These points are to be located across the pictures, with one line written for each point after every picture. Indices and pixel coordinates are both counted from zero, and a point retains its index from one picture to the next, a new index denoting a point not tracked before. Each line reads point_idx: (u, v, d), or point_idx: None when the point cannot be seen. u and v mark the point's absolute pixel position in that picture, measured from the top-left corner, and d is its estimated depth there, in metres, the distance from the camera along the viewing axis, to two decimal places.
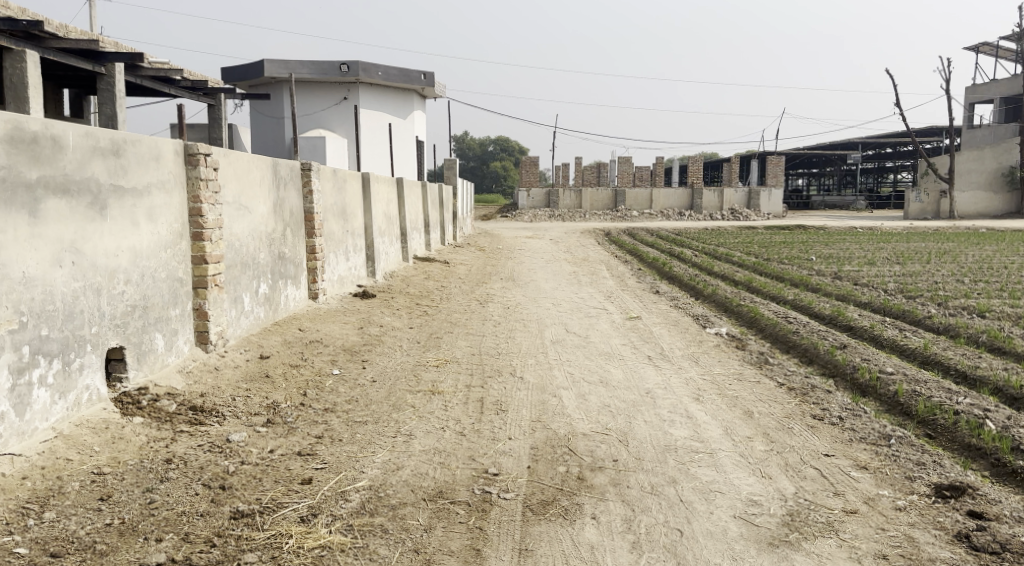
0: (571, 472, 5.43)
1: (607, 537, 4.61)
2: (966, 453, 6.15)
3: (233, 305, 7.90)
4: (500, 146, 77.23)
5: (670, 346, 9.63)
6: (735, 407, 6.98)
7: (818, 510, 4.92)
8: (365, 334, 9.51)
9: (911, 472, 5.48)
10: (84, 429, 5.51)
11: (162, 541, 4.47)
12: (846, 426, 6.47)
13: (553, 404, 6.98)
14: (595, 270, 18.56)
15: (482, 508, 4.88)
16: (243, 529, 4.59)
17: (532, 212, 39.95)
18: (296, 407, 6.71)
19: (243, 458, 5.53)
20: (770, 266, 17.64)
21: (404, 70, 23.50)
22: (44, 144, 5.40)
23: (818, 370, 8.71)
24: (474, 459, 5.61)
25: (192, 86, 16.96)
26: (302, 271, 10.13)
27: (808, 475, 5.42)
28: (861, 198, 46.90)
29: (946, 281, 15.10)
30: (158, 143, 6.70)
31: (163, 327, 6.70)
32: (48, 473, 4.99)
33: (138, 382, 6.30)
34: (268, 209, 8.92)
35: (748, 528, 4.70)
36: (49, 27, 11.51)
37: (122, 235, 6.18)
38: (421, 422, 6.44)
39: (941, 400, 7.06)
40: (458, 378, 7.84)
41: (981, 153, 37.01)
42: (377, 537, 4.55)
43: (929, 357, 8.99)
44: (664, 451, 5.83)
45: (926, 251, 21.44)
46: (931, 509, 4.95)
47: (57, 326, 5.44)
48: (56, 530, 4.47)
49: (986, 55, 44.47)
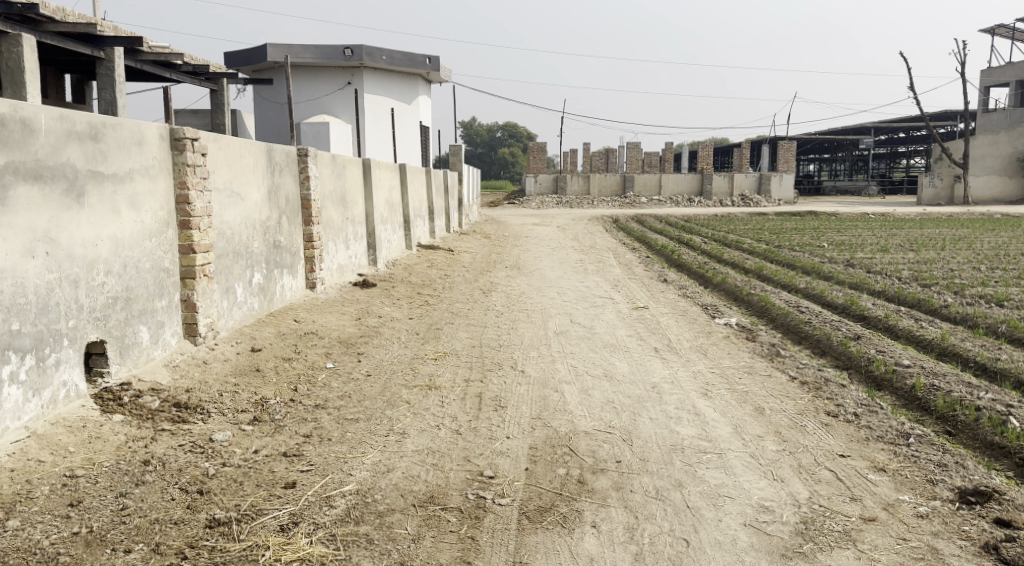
0: (571, 475, 5.12)
1: (607, 548, 4.31)
2: (988, 451, 5.84)
3: (224, 295, 7.60)
4: (508, 132, 76.84)
5: (679, 338, 9.28)
6: (746, 403, 6.65)
7: (833, 517, 4.60)
8: (362, 326, 9.21)
9: (932, 475, 5.15)
10: (59, 428, 5.23)
11: (130, 553, 4.20)
12: (862, 425, 6.13)
13: (554, 400, 6.67)
14: (601, 257, 18.24)
15: (475, 516, 4.59)
16: (217, 540, 4.32)
17: (540, 197, 39.67)
18: (286, 403, 6.44)
19: (225, 459, 5.25)
20: (782, 254, 17.21)
21: (409, 54, 23.09)
22: (12, 127, 5.09)
23: (831, 362, 8.37)
24: (468, 460, 5.31)
25: (193, 71, 16.61)
26: (299, 260, 9.84)
27: (822, 478, 5.10)
28: (873, 184, 46.34)
29: (962, 269, 14.67)
30: (141, 127, 6.39)
31: (149, 320, 6.42)
32: (17, 476, 4.70)
33: (120, 377, 6.01)
34: (261, 196, 8.61)
35: (759, 538, 4.39)
36: (46, 11, 11.15)
37: (101, 224, 5.89)
38: (415, 420, 6.13)
39: (961, 396, 6.72)
40: (457, 371, 7.55)
41: (995, 137, 36.34)
42: (361, 548, 4.26)
43: (947, 348, 8.63)
44: (670, 451, 5.53)
45: (942, 236, 20.98)
46: (955, 517, 4.63)
47: (29, 321, 5.15)
48: (19, 541, 4.20)
49: (1002, 37, 43.64)
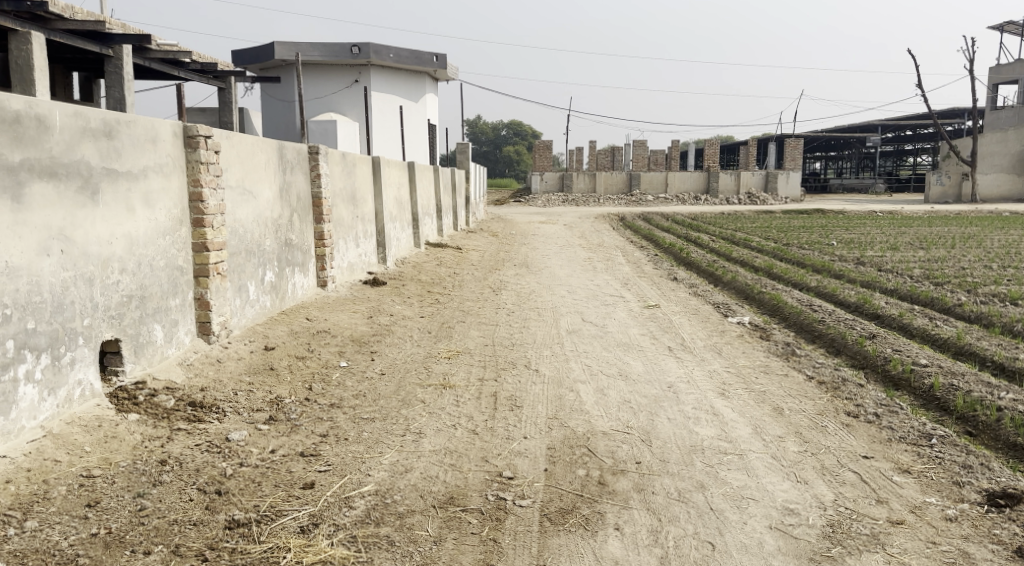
0: (591, 476, 5.07)
1: (632, 551, 4.26)
2: (1011, 453, 5.77)
3: (237, 293, 7.56)
4: (514, 131, 76.94)
5: (692, 337, 9.21)
6: (763, 403, 6.59)
7: (861, 520, 4.54)
8: (375, 324, 9.16)
9: (958, 477, 5.09)
10: (75, 428, 5.18)
11: (150, 555, 4.16)
12: (883, 425, 6.07)
13: (570, 400, 6.61)
14: (610, 255, 18.18)
15: (496, 518, 4.54)
16: (237, 542, 4.28)
17: (547, 195, 39.64)
18: (301, 402, 6.39)
19: (242, 459, 5.21)
20: (791, 253, 17.10)
21: (416, 52, 23.03)
22: (27, 124, 5.05)
23: (847, 361, 8.30)
24: (487, 461, 5.26)
25: (202, 68, 16.59)
26: (310, 258, 9.79)
27: (847, 480, 5.03)
28: (881, 182, 46.15)
29: (974, 267, 14.57)
30: (154, 124, 6.34)
31: (163, 319, 6.38)
32: (34, 476, 4.65)
33: (135, 376, 5.97)
34: (273, 194, 8.55)
35: (786, 541, 4.34)
36: (55, 9, 11.11)
37: (116, 222, 5.85)
38: (431, 419, 6.08)
39: (980, 396, 6.65)
40: (471, 370, 7.50)
41: (1004, 135, 35.98)
42: (383, 550, 4.22)
43: (964, 347, 8.54)
44: (690, 452, 5.47)
45: (953, 235, 20.82)
46: (984, 519, 4.57)
47: (45, 319, 5.11)
48: (37, 542, 4.16)
49: (1011, 34, 43.38)
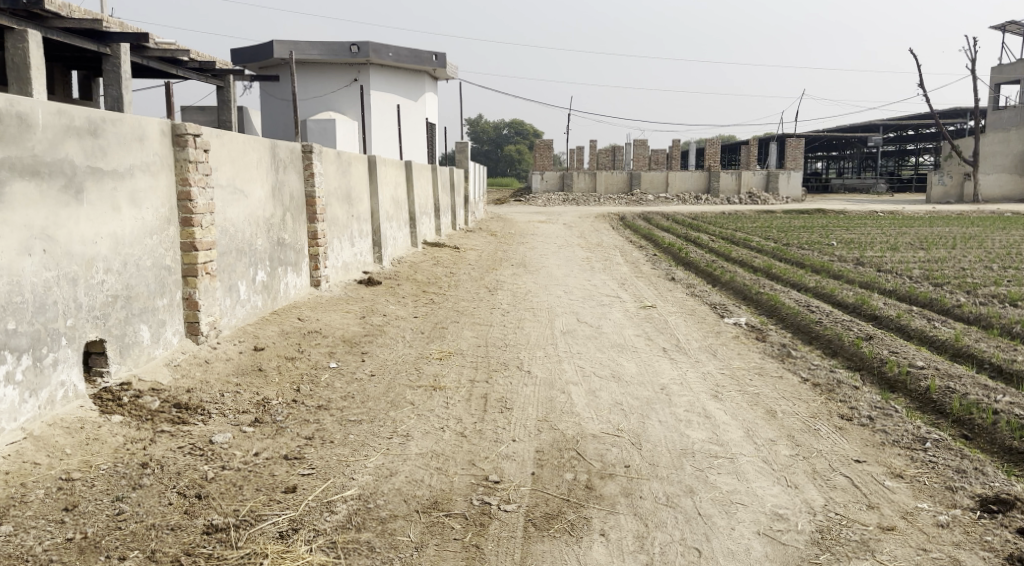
0: (579, 480, 4.99)
1: (616, 558, 4.18)
2: (1007, 457, 5.69)
3: (227, 294, 7.49)
4: (515, 130, 76.88)
5: (688, 338, 9.13)
6: (757, 405, 6.52)
7: (850, 526, 4.47)
8: (367, 324, 9.09)
9: (952, 482, 5.01)
10: (57, 429, 5.11)
11: (125, 560, 4.10)
12: (877, 428, 5.98)
13: (561, 402, 6.53)
14: (609, 255, 18.10)
15: (480, 523, 4.46)
16: (215, 547, 4.21)
17: (547, 195, 39.53)
18: (288, 404, 6.31)
19: (225, 462, 5.14)
20: (790, 253, 17.00)
21: (416, 51, 22.94)
22: (8, 122, 4.98)
23: (842, 363, 8.22)
24: (473, 465, 5.18)
25: (199, 67, 16.52)
26: (303, 258, 9.71)
27: (838, 485, 4.96)
28: (882, 182, 46.02)
29: (974, 267, 14.48)
30: (142, 122, 6.27)
31: (150, 319, 6.31)
32: (12, 479, 4.58)
33: (120, 377, 5.89)
34: (265, 192, 8.47)
35: (774, 548, 4.26)
36: (51, 7, 11.03)
37: (101, 221, 5.78)
38: (419, 421, 6.02)
39: (977, 399, 6.56)
40: (462, 372, 7.42)
41: (1006, 135, 35.82)
42: (362, 557, 4.15)
43: (962, 349, 8.45)
44: (680, 455, 5.39)
45: (955, 235, 20.72)
46: (977, 526, 4.49)
47: (26, 319, 5.04)
48: (11, 547, 4.09)
49: (1014, 34, 43.23)
